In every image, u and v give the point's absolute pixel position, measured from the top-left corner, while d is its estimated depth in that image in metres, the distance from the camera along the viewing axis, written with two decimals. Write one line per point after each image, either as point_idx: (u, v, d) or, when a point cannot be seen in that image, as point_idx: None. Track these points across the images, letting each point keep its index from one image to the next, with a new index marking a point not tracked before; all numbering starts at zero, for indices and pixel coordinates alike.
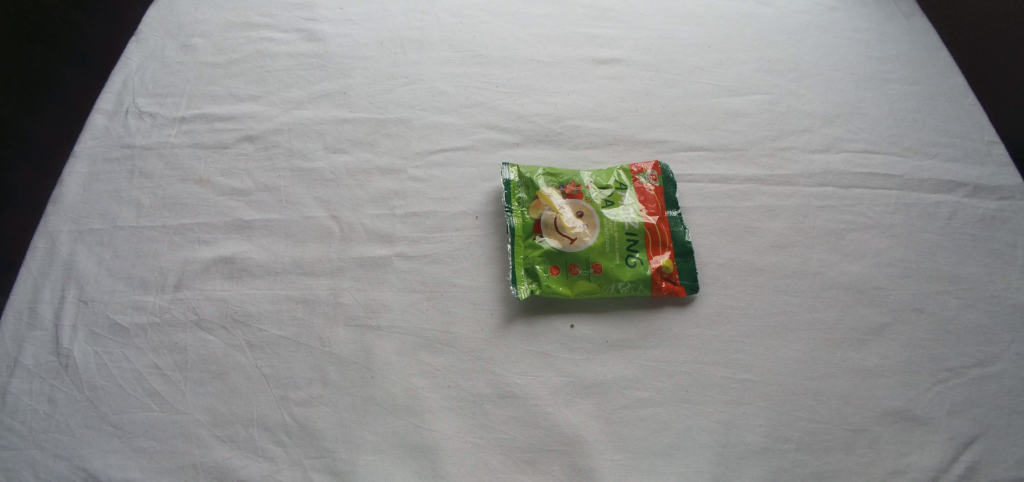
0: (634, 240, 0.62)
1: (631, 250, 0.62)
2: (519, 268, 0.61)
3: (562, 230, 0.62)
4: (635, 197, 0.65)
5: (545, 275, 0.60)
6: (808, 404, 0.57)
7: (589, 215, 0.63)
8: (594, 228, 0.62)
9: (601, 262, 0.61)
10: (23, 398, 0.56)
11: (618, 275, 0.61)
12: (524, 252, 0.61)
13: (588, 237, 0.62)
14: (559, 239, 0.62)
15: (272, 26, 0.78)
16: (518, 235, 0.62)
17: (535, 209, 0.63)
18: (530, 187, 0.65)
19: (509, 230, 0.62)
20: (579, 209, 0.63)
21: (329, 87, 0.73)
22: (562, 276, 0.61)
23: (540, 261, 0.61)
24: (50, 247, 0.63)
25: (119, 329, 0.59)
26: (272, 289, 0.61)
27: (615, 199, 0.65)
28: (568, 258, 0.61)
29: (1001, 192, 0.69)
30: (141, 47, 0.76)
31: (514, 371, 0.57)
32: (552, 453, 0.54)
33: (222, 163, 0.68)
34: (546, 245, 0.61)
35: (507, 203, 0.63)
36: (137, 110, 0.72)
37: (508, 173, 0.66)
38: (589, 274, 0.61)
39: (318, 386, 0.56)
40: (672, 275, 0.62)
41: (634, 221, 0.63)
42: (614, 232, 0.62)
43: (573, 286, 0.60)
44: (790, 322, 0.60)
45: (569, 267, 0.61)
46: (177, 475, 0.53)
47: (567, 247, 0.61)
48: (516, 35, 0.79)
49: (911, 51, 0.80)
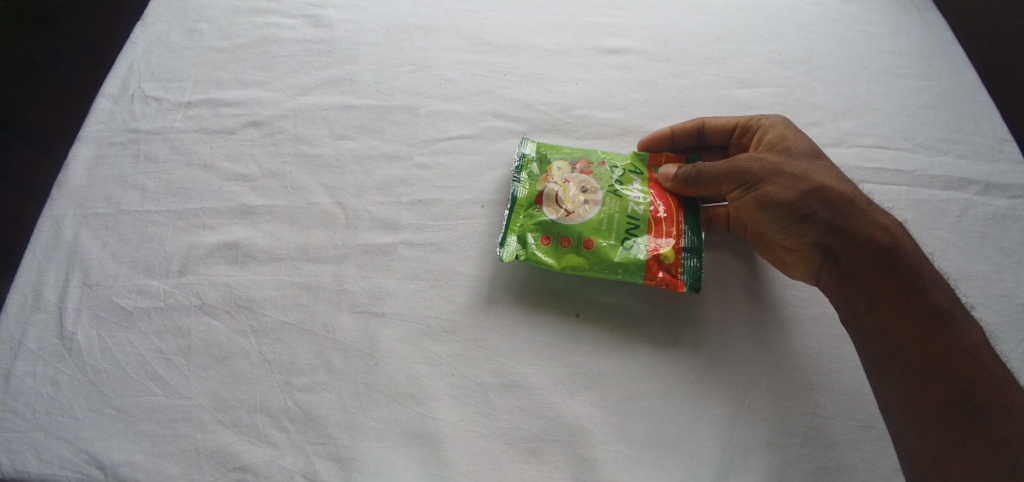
0: (635, 224, 0.60)
1: (631, 233, 0.59)
2: (511, 234, 0.61)
3: (560, 202, 0.61)
4: (648, 184, 0.63)
5: (536, 245, 0.60)
6: (814, 399, 0.56)
7: (593, 194, 0.61)
8: (595, 205, 0.60)
9: (594, 239, 0.59)
10: (27, 380, 0.56)
11: (608, 255, 0.58)
12: (522, 220, 0.61)
13: (585, 213, 0.60)
14: (555, 210, 0.60)
15: (278, 11, 0.77)
16: (519, 203, 0.62)
17: (541, 180, 0.63)
18: (541, 162, 0.65)
19: (512, 197, 0.62)
20: (584, 184, 0.62)
21: (335, 73, 0.73)
22: (551, 248, 0.60)
23: (533, 230, 0.60)
24: (56, 230, 0.63)
25: (123, 313, 0.59)
26: (276, 275, 0.61)
27: (626, 181, 0.63)
28: (561, 229, 0.60)
29: (1013, 190, 0.68)
30: (146, 31, 0.75)
31: (518, 360, 0.57)
32: (554, 443, 0.54)
33: (227, 148, 0.68)
34: (543, 214, 0.60)
35: (517, 173, 0.64)
36: (143, 94, 0.71)
37: (527, 147, 0.66)
38: (580, 250, 0.59)
39: (321, 372, 0.56)
40: (671, 266, 0.59)
41: (640, 206, 0.61)
42: (616, 213, 0.60)
43: (560, 258, 0.59)
44: (797, 317, 0.60)
45: (559, 239, 0.60)
46: (180, 460, 0.53)
47: (561, 218, 0.60)
48: (524, 23, 0.78)
49: (925, 45, 0.78)
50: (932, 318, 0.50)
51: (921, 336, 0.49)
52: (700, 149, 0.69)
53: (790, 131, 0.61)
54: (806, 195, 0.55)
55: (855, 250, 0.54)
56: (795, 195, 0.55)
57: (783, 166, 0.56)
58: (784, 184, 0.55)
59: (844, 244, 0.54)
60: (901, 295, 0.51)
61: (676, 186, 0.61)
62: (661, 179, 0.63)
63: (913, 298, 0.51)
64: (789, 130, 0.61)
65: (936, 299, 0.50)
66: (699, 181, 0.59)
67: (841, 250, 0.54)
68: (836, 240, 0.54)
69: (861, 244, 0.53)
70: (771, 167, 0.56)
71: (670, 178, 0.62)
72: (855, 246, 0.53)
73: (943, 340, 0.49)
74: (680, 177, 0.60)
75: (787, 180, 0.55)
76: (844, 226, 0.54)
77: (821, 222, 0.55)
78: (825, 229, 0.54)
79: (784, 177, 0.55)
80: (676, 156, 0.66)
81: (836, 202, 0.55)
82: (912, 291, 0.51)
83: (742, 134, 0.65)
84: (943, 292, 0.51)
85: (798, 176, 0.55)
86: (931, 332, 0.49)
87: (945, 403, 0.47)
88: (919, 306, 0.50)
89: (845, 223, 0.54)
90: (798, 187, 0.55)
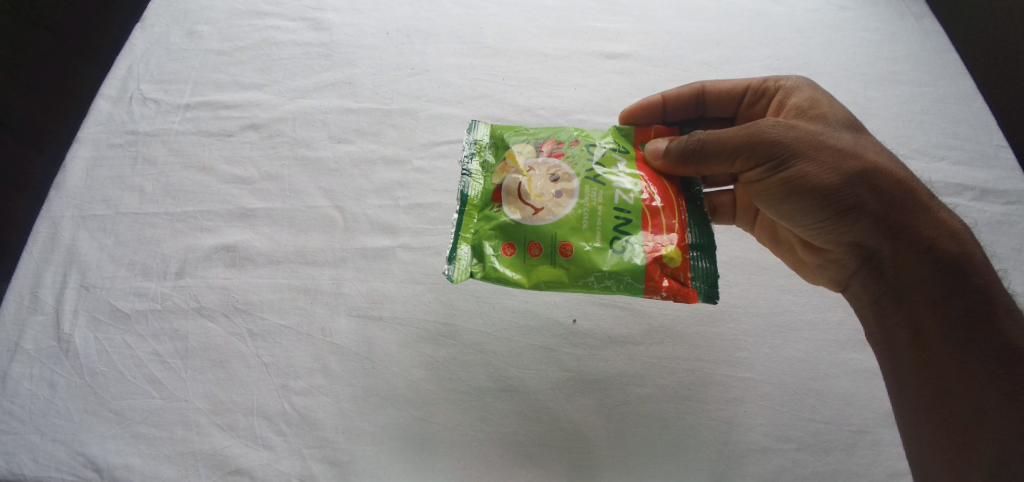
0: (625, 219, 0.47)
1: (620, 231, 0.47)
2: (463, 243, 0.50)
3: (526, 198, 0.49)
4: (635, 167, 0.51)
5: (498, 256, 0.48)
6: (810, 404, 0.56)
7: (567, 182, 0.49)
8: (571, 197, 0.48)
9: (572, 243, 0.47)
10: (23, 381, 0.56)
11: (594, 263, 0.46)
12: (477, 224, 0.50)
13: (558, 209, 0.48)
14: (520, 209, 0.48)
15: (278, 14, 0.77)
16: (471, 205, 0.51)
17: (499, 172, 0.51)
18: (499, 148, 0.54)
19: (463, 199, 0.52)
20: (554, 170, 0.50)
21: (334, 76, 0.73)
22: (518, 258, 0.48)
23: (491, 237, 0.49)
24: (53, 232, 0.63)
25: (120, 315, 0.59)
26: (275, 278, 0.61)
27: (608, 163, 0.50)
28: (529, 234, 0.48)
29: (1008, 196, 0.68)
30: (145, 33, 0.75)
31: (515, 365, 0.57)
32: (552, 448, 0.54)
33: (226, 151, 0.68)
34: (503, 215, 0.49)
35: (467, 166, 0.53)
36: (141, 96, 0.71)
37: (478, 132, 0.56)
38: (556, 258, 0.47)
39: (318, 375, 0.56)
40: (678, 271, 0.47)
41: (630, 194, 0.48)
42: (598, 206, 0.48)
43: (530, 272, 0.47)
44: (792, 322, 0.60)
45: (528, 246, 0.48)
46: (177, 462, 0.53)
47: (528, 219, 0.48)
48: (523, 27, 0.78)
49: (922, 52, 0.78)
50: (998, 355, 0.42)
51: (975, 373, 0.42)
52: (703, 121, 0.65)
53: (820, 95, 0.54)
54: (852, 178, 0.46)
55: (903, 253, 0.46)
56: (835, 180, 0.46)
57: (821, 139, 0.47)
58: (824, 163, 0.46)
59: (890, 239, 0.46)
60: (958, 318, 0.43)
61: (670, 165, 0.51)
62: (649, 155, 0.51)
63: (973, 322, 0.43)
64: (820, 100, 0.54)
65: (1009, 333, 0.42)
66: (710, 154, 0.49)
67: (885, 250, 0.47)
68: (882, 236, 0.46)
69: (915, 242, 0.45)
70: (807, 139, 0.47)
71: (661, 155, 0.51)
72: (907, 245, 0.46)
73: (1007, 386, 0.41)
74: (676, 151, 0.49)
75: (827, 156, 0.46)
76: (892, 221, 0.46)
77: (866, 217, 0.46)
78: (870, 225, 0.46)
79: (824, 154, 0.46)
80: (669, 128, 0.55)
81: (886, 192, 0.46)
82: (971, 312, 0.43)
83: (753, 97, 0.60)
84: (1016, 322, 0.43)
85: (841, 152, 0.47)
86: (986, 365, 0.42)
87: (993, 460, 0.40)
88: (977, 332, 0.43)
89: (895, 218, 0.46)
90: (842, 166, 0.46)
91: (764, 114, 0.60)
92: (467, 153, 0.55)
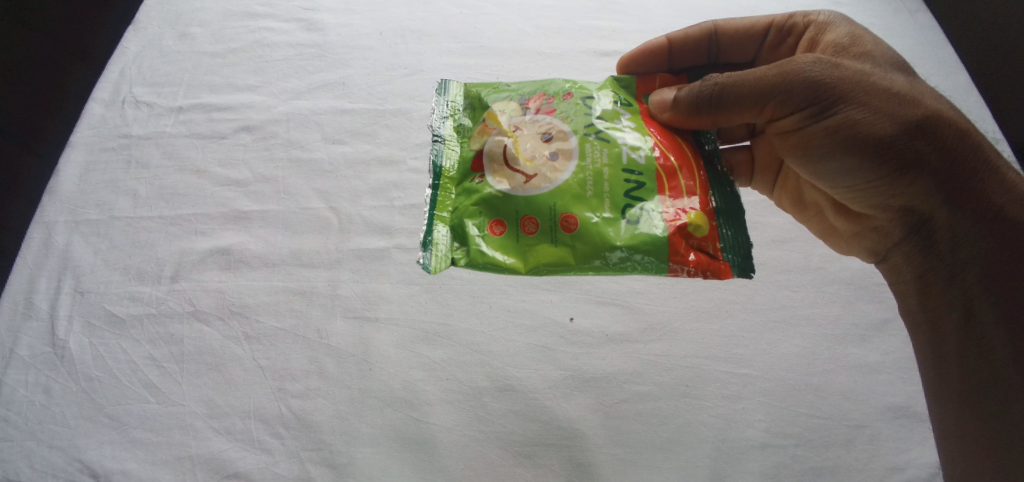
0: (638, 183, 0.43)
1: (632, 197, 0.43)
2: (439, 224, 0.46)
3: (513, 163, 0.44)
4: (642, 122, 0.47)
5: (486, 236, 0.44)
6: (808, 400, 0.56)
7: (563, 142, 0.44)
8: (568, 159, 0.44)
9: (573, 214, 0.42)
10: (19, 388, 0.56)
11: (601, 237, 0.42)
12: (455, 200, 0.47)
13: (553, 174, 0.43)
14: (508, 177, 0.44)
15: (271, 15, 0.77)
16: (447, 178, 0.48)
17: (479, 136, 0.47)
18: (477, 109, 0.50)
19: (436, 171, 0.48)
20: (545, 129, 0.45)
21: (328, 78, 0.72)
22: (508, 238, 0.44)
23: (474, 214, 0.45)
24: (47, 238, 0.62)
25: (115, 320, 0.59)
26: (270, 281, 0.60)
27: (609, 119, 0.46)
28: (521, 208, 0.43)
29: None
30: (138, 35, 0.74)
31: (513, 364, 0.57)
32: (551, 447, 0.54)
33: (220, 153, 0.68)
34: (487, 186, 0.45)
35: (438, 131, 0.50)
36: (134, 99, 0.71)
37: (450, 92, 0.53)
38: (556, 234, 0.42)
39: (315, 378, 0.56)
40: (705, 243, 0.42)
41: (640, 152, 0.44)
42: (604, 168, 0.43)
43: (525, 254, 0.43)
44: (790, 318, 0.60)
45: (521, 222, 0.43)
46: (174, 467, 0.53)
47: (519, 189, 0.43)
48: (518, 26, 0.77)
49: (916, 47, 0.78)
50: None
51: None
52: (717, 67, 0.60)
53: (859, 32, 0.51)
54: (908, 129, 0.42)
55: (962, 218, 0.43)
56: (891, 131, 0.42)
57: (874, 82, 0.43)
58: (878, 109, 0.42)
59: (949, 202, 0.42)
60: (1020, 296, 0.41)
61: (681, 116, 0.47)
62: (655, 109, 0.48)
63: None
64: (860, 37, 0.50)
65: None
66: (737, 100, 0.46)
67: (941, 215, 0.44)
68: (941, 198, 0.43)
69: (975, 207, 0.42)
70: (857, 81, 0.43)
71: (669, 106, 0.48)
72: (967, 211, 0.42)
73: None
74: (684, 102, 0.46)
75: (880, 102, 0.42)
76: (954, 180, 0.42)
77: (925, 175, 0.42)
78: (928, 185, 0.42)
79: (877, 99, 0.42)
80: (674, 77, 0.53)
81: (948, 148, 0.42)
82: None
83: (778, 36, 0.57)
84: None
85: (896, 97, 0.43)
86: None
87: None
88: None
89: (957, 177, 0.42)
90: (898, 113, 0.42)
91: (791, 54, 0.56)
92: (440, 117, 0.52)
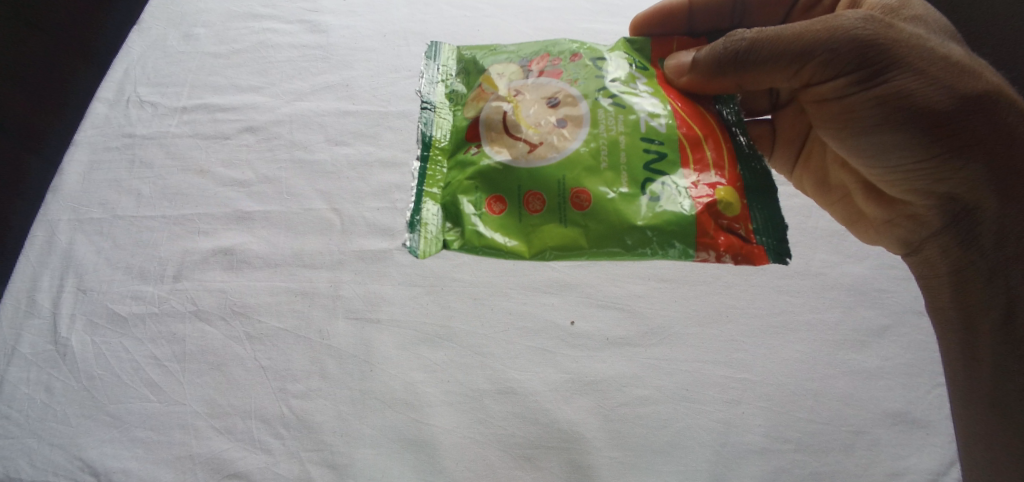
0: (659, 155, 0.42)
1: (653, 169, 0.42)
2: (430, 201, 0.46)
3: (512, 130, 0.43)
4: (660, 87, 0.46)
5: (484, 214, 0.43)
6: (808, 405, 0.56)
7: (573, 108, 0.44)
8: (579, 126, 0.43)
9: (581, 190, 0.42)
10: (20, 386, 0.56)
11: (611, 217, 0.41)
12: (448, 174, 0.46)
13: (564, 142, 0.43)
14: (508, 146, 0.43)
15: (275, 16, 0.77)
16: (438, 149, 0.48)
17: (474, 102, 0.46)
18: (472, 73, 0.50)
19: (425, 141, 0.48)
20: (551, 94, 0.45)
21: (331, 79, 0.73)
22: (508, 217, 0.43)
23: (471, 191, 0.44)
24: (49, 236, 0.63)
25: (118, 319, 0.59)
26: (272, 281, 0.61)
27: (624, 83, 0.45)
28: (523, 185, 0.42)
29: None
30: (143, 35, 0.75)
31: (514, 367, 0.57)
32: (551, 449, 0.54)
33: (224, 153, 0.68)
34: (484, 158, 0.44)
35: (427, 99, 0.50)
36: (138, 99, 0.71)
37: (441, 57, 0.53)
38: (562, 213, 0.42)
39: (315, 378, 0.56)
40: (733, 223, 0.41)
41: (658, 120, 0.43)
42: (620, 136, 0.42)
43: (529, 235, 0.43)
44: (790, 323, 0.60)
45: (524, 200, 0.43)
46: (174, 466, 0.53)
47: (522, 160, 0.43)
48: (520, 28, 0.78)
49: None
50: None
51: None
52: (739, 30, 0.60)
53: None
54: (963, 107, 0.42)
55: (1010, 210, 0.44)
56: (949, 108, 0.42)
57: (937, 55, 0.43)
58: (938, 83, 0.42)
59: (1000, 194, 0.43)
60: None
61: (699, 80, 0.46)
62: (672, 73, 0.48)
63: None
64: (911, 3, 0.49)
65: None
66: (776, 59, 0.45)
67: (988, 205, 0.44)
68: (990, 187, 0.44)
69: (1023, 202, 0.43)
70: (918, 53, 0.43)
71: (685, 71, 0.47)
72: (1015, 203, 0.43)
73: None
74: (708, 61, 0.46)
75: (941, 77, 0.42)
76: (1005, 170, 0.43)
77: (978, 161, 0.43)
78: (978, 171, 0.43)
79: (938, 72, 0.42)
80: (692, 40, 0.52)
81: (1003, 137, 0.43)
82: None
83: None
84: None
85: (957, 74, 0.43)
86: None
87: None
88: None
89: (1009, 167, 0.43)
90: (959, 91, 0.42)
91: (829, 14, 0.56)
92: (431, 82, 0.52)
